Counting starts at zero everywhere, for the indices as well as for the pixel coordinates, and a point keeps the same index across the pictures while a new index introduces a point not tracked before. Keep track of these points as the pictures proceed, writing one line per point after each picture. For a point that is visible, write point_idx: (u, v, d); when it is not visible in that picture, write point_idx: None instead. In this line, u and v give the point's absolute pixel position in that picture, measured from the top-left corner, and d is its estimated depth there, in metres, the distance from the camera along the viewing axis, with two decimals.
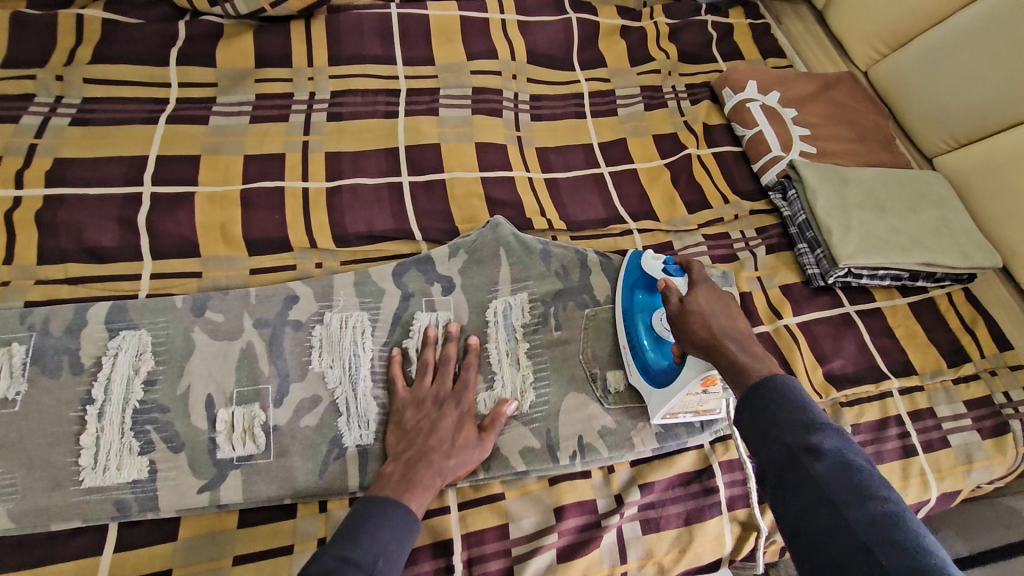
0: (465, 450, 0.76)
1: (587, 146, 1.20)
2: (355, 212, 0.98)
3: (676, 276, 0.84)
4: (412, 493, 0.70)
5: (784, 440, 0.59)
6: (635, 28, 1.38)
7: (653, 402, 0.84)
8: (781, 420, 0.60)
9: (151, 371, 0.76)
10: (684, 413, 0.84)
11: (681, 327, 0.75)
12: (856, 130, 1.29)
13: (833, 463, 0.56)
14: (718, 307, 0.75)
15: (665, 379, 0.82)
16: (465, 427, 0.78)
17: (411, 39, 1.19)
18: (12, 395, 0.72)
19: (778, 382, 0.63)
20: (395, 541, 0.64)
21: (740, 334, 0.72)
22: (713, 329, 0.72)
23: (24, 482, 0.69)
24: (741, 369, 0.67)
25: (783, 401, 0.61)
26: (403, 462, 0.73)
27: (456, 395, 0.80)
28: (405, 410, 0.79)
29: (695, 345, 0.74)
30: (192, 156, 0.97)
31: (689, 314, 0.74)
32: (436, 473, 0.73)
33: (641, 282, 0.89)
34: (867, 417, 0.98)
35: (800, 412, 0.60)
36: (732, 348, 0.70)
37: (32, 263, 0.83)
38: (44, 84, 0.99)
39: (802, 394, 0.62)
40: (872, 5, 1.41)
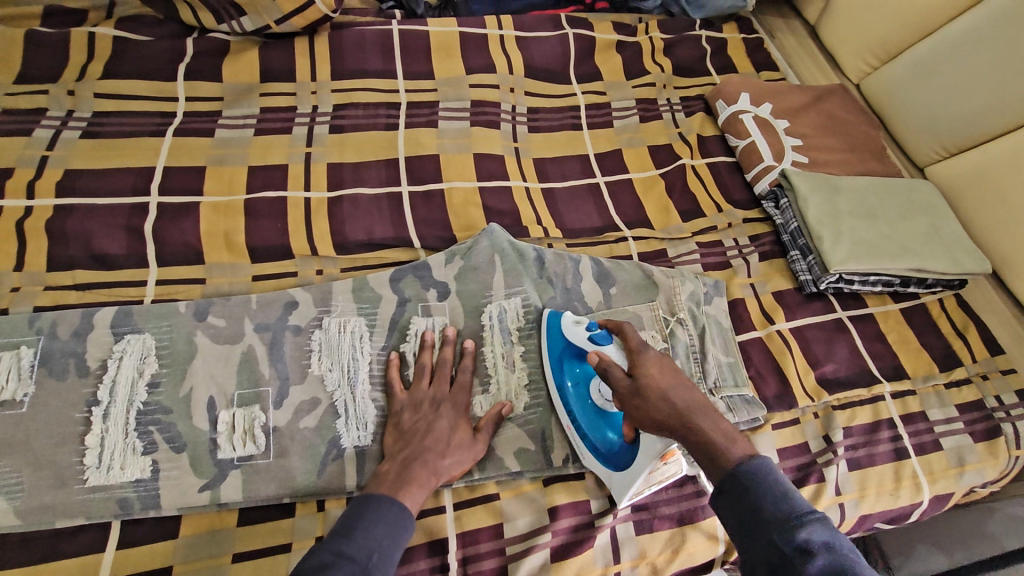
0: (461, 451, 0.78)
1: (583, 157, 1.23)
2: (355, 221, 1.01)
3: (605, 344, 0.82)
4: (407, 491, 0.71)
5: (773, 539, 0.57)
6: (630, 43, 1.41)
7: (616, 487, 0.81)
8: (765, 517, 0.58)
9: (155, 374, 0.78)
10: (649, 487, 0.81)
11: (636, 407, 0.73)
12: (847, 140, 1.31)
13: (825, 561, 0.54)
14: (667, 378, 0.73)
15: (625, 461, 0.79)
16: (460, 429, 0.79)
17: (411, 54, 1.22)
18: (20, 397, 0.74)
19: (758, 471, 0.62)
20: (389, 537, 0.65)
21: (697, 402, 0.71)
22: (671, 405, 0.71)
23: (30, 480, 0.70)
24: (712, 448, 0.66)
25: (765, 494, 0.60)
26: (399, 461, 0.75)
27: (451, 397, 0.82)
28: (402, 412, 0.81)
29: (655, 422, 0.72)
30: (198, 167, 1.00)
31: (641, 393, 0.73)
32: (432, 472, 0.74)
33: (568, 355, 0.86)
34: (859, 420, 0.99)
35: (784, 504, 0.59)
36: (698, 425, 0.69)
37: (42, 269, 0.86)
38: (56, 99, 1.02)
39: (785, 486, 0.61)
40: (862, 19, 1.44)
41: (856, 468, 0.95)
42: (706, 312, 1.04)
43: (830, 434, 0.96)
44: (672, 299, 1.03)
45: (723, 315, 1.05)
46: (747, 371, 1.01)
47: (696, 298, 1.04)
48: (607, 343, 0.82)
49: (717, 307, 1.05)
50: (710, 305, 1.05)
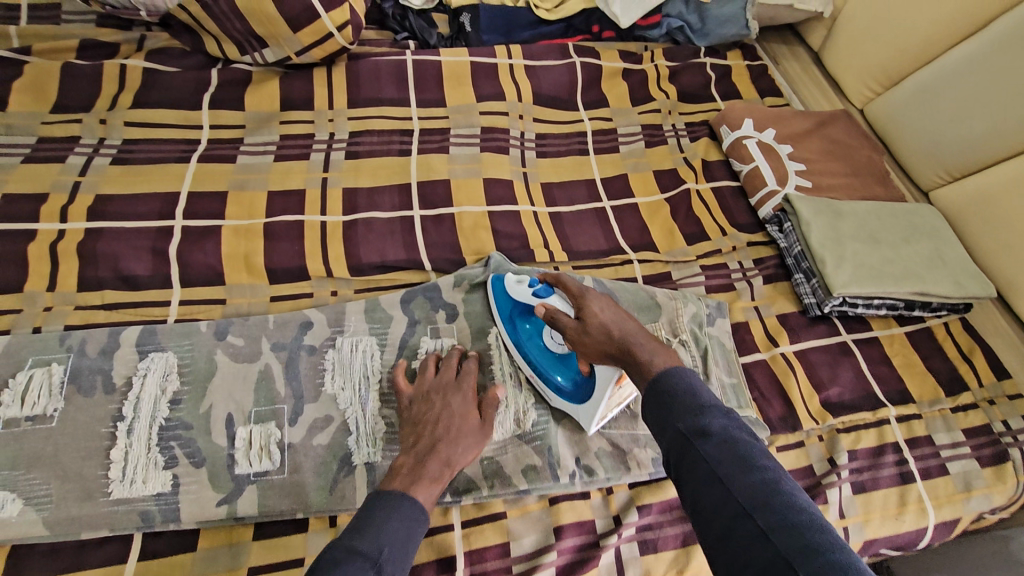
0: (468, 437, 0.81)
1: (590, 181, 1.26)
2: (369, 244, 1.04)
3: (549, 296, 0.89)
4: (420, 484, 0.73)
5: (678, 426, 0.63)
6: (636, 70, 1.46)
7: (582, 416, 0.88)
8: (674, 409, 0.65)
9: (177, 391, 0.81)
10: (612, 410, 0.88)
11: (582, 344, 0.81)
12: (850, 164, 1.34)
13: (720, 440, 0.61)
14: (604, 314, 0.81)
15: (586, 392, 0.86)
16: (468, 415, 0.83)
17: (424, 82, 1.27)
18: (50, 411, 0.77)
19: (672, 375, 0.69)
20: (403, 533, 0.66)
21: (633, 330, 0.78)
22: (609, 336, 0.78)
23: (57, 492, 0.73)
24: (642, 365, 0.73)
25: (676, 391, 0.67)
26: (411, 453, 0.77)
27: (456, 382, 0.86)
28: (411, 403, 0.84)
29: (601, 354, 0.80)
30: (220, 192, 1.05)
31: (585, 331, 0.80)
32: (444, 463, 0.76)
33: (518, 313, 0.93)
34: (864, 443, 0.99)
35: (690, 398, 0.66)
36: (632, 349, 0.75)
37: (72, 290, 0.90)
38: (88, 127, 1.08)
39: (693, 383, 0.67)
40: (865, 47, 1.48)
41: (861, 491, 0.95)
42: (709, 334, 1.06)
43: (835, 456, 0.97)
44: (675, 320, 1.05)
45: (726, 337, 1.07)
46: (751, 391, 1.03)
47: (699, 320, 1.06)
48: (549, 295, 0.89)
49: (719, 329, 1.07)
50: (713, 327, 1.07)
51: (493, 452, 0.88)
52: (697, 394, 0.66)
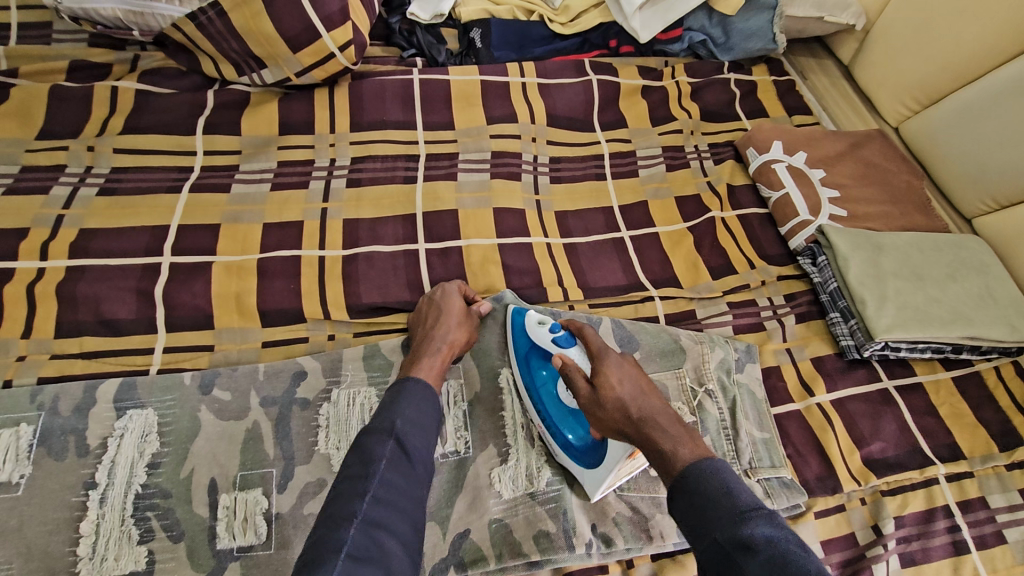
0: (459, 325, 0.87)
1: (607, 209, 1.18)
2: (370, 281, 0.97)
3: (569, 347, 0.82)
4: (423, 370, 0.79)
5: (716, 537, 0.57)
6: (656, 88, 1.37)
7: (588, 481, 0.80)
8: (710, 515, 0.59)
9: (156, 454, 0.75)
10: (622, 479, 0.80)
11: (594, 413, 0.76)
12: (888, 191, 1.24)
13: (767, 556, 0.54)
14: (622, 385, 0.76)
15: (596, 458, 0.79)
16: (455, 305, 0.88)
17: (432, 103, 1.20)
18: (16, 479, 0.70)
19: (705, 469, 0.63)
20: (415, 406, 0.71)
21: (653, 408, 0.74)
22: (625, 412, 0.74)
23: (20, 572, 0.66)
24: (663, 452, 0.68)
25: (710, 492, 0.61)
26: (412, 351, 0.84)
27: (445, 286, 0.93)
28: (413, 311, 0.91)
29: (614, 429, 0.75)
30: (212, 225, 0.98)
31: (600, 401, 0.75)
32: (439, 350, 0.83)
33: (534, 355, 0.86)
34: (911, 508, 0.91)
35: (728, 501, 0.59)
36: (650, 430, 0.71)
37: (49, 337, 0.83)
38: (74, 155, 1.02)
39: (731, 482, 0.61)
40: (902, 61, 1.38)
41: (910, 563, 0.86)
42: (738, 382, 0.97)
43: (880, 524, 0.88)
44: (701, 367, 0.97)
45: (757, 385, 0.98)
46: (785, 449, 0.94)
47: (727, 366, 0.98)
48: (571, 346, 0.83)
49: (749, 375, 0.98)
50: (742, 373, 0.98)
51: (502, 514, 0.80)
52: (736, 495, 0.60)
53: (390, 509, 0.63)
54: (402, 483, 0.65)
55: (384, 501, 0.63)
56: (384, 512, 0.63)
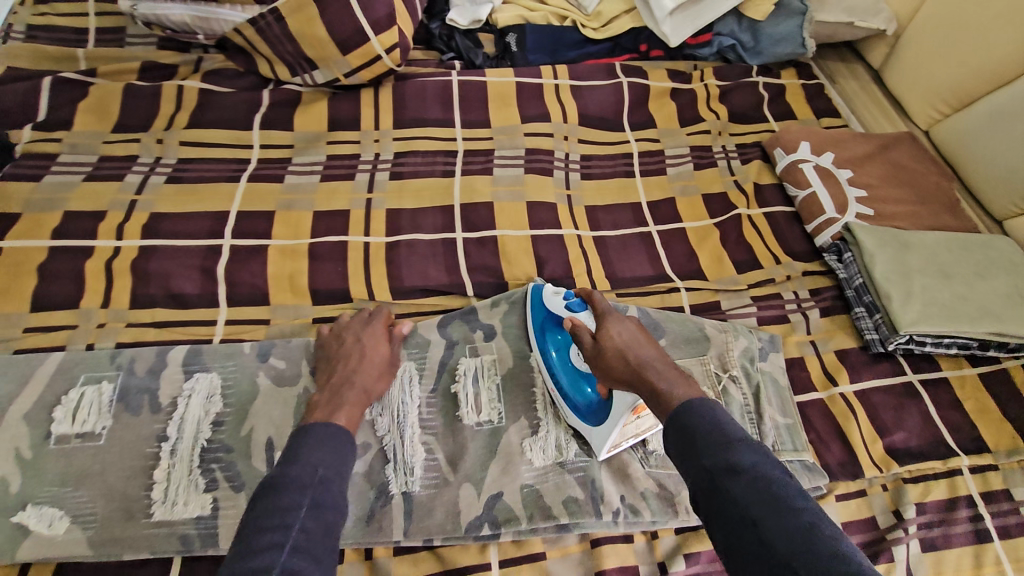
0: (379, 369, 0.85)
1: (636, 204, 1.23)
2: (411, 266, 1.04)
3: (579, 311, 0.88)
4: (340, 412, 0.75)
5: (705, 462, 0.61)
6: (685, 90, 1.42)
7: (595, 440, 0.85)
8: (700, 442, 0.63)
9: (219, 413, 0.82)
10: (627, 439, 0.86)
11: (599, 364, 0.80)
12: (916, 191, 1.26)
13: (752, 478, 0.59)
14: (624, 336, 0.79)
15: (600, 416, 0.84)
16: (379, 347, 0.87)
17: (469, 103, 1.27)
18: (99, 429, 0.78)
19: (695, 406, 0.67)
20: (332, 453, 0.68)
21: (652, 356, 0.76)
22: (626, 359, 0.77)
23: (103, 511, 0.74)
24: (660, 395, 0.71)
25: (700, 422, 0.65)
26: (327, 389, 0.80)
27: (366, 322, 0.90)
28: (325, 346, 0.88)
29: (616, 380, 0.78)
30: (268, 212, 1.06)
31: (602, 352, 0.79)
32: (357, 393, 0.79)
33: (549, 322, 0.92)
34: (933, 496, 0.92)
35: (717, 431, 0.64)
36: (649, 376, 0.74)
37: (125, 307, 0.92)
38: (146, 147, 1.11)
39: (718, 416, 0.65)
40: (933, 66, 1.40)
41: (931, 549, 0.88)
42: (761, 369, 1.01)
43: (901, 510, 0.90)
44: (725, 354, 1.00)
45: (780, 373, 1.01)
46: (807, 433, 0.97)
47: (750, 354, 1.01)
48: (581, 309, 0.88)
49: (772, 363, 1.02)
50: (765, 362, 1.02)
51: (533, 480, 0.85)
52: (723, 426, 0.64)
53: (310, 559, 0.58)
54: (324, 532, 0.61)
55: (304, 549, 0.58)
56: (301, 560, 0.57)
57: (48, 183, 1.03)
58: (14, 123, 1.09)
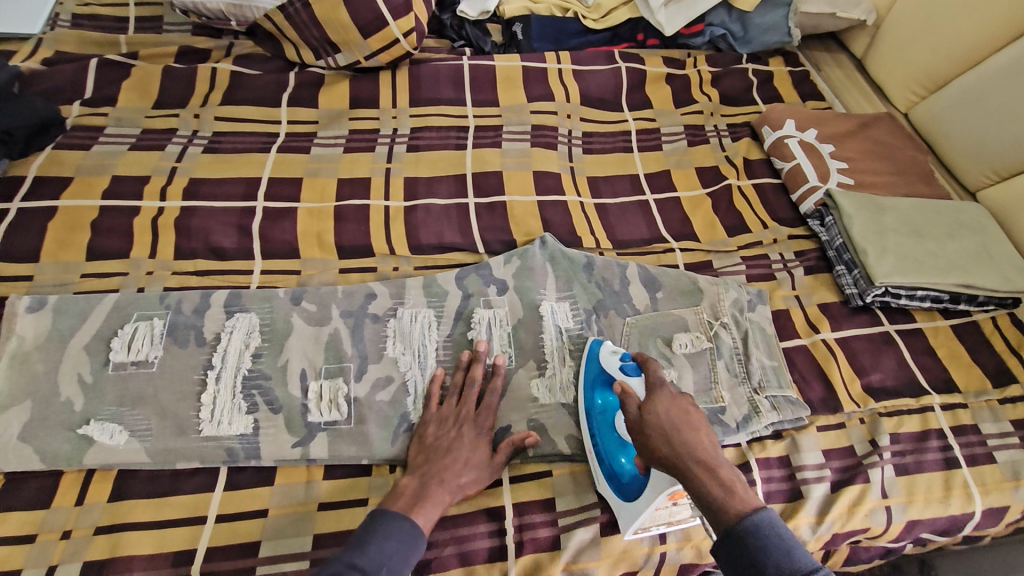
0: (478, 471, 0.83)
1: (634, 176, 1.32)
2: (427, 227, 1.13)
3: (633, 376, 0.88)
4: (420, 507, 0.77)
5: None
6: (679, 75, 1.52)
7: (623, 517, 0.81)
8: (769, 573, 0.60)
9: (258, 347, 0.91)
10: (656, 525, 0.81)
11: (642, 442, 0.75)
12: (894, 164, 1.36)
13: None
14: (672, 417, 0.74)
15: (635, 490, 0.80)
16: (480, 449, 0.85)
17: (479, 85, 1.37)
18: (151, 357, 0.87)
19: (762, 527, 0.63)
20: (399, 548, 0.72)
21: (702, 447, 0.71)
22: (674, 447, 0.71)
23: (157, 426, 0.82)
24: (712, 502, 0.66)
25: (768, 549, 0.62)
26: (418, 479, 0.81)
27: (475, 418, 0.88)
28: (429, 426, 0.86)
29: (655, 459, 0.73)
30: (296, 178, 1.16)
31: (648, 428, 0.74)
32: (445, 491, 0.80)
33: (600, 381, 0.91)
34: (906, 428, 1.00)
35: (786, 561, 0.61)
36: (699, 472, 0.69)
37: (170, 258, 1.01)
38: (184, 121, 1.21)
39: (787, 540, 0.62)
40: (909, 51, 1.50)
41: (904, 473, 0.96)
42: (750, 319, 1.09)
43: (876, 438, 0.98)
44: (716, 305, 1.08)
45: (767, 322, 1.09)
46: (791, 374, 1.05)
47: (740, 305, 1.09)
48: (635, 375, 0.88)
49: (760, 314, 1.10)
50: (753, 312, 1.10)
51: (539, 414, 0.93)
52: (791, 555, 0.61)
53: None
54: None
55: None
56: None
57: (96, 152, 1.13)
58: (64, 99, 1.19)
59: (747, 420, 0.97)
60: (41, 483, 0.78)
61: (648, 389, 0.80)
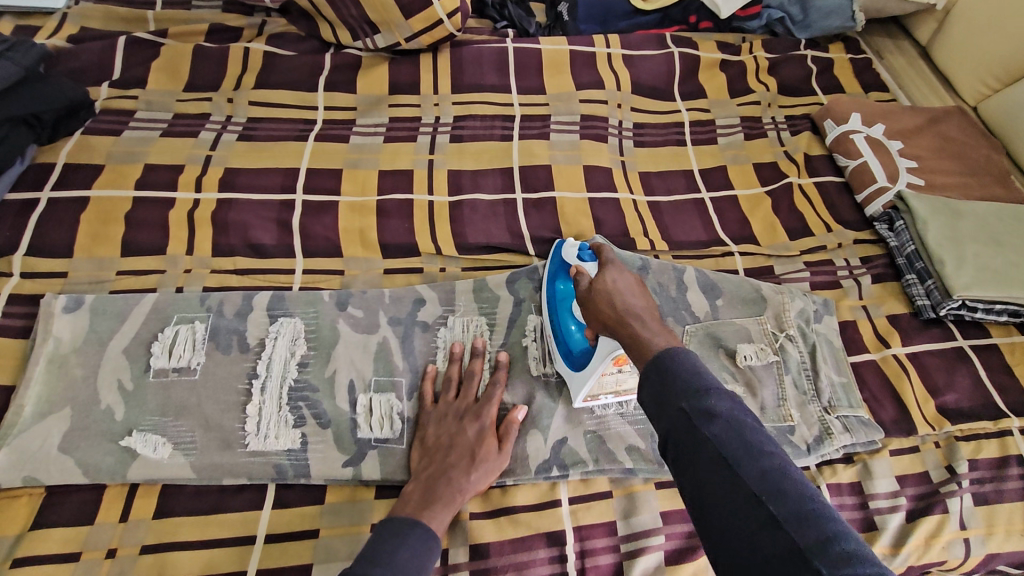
0: (485, 466, 0.78)
1: (688, 172, 1.25)
2: (474, 224, 1.07)
3: (588, 261, 0.88)
4: (430, 511, 0.73)
5: (681, 406, 0.55)
6: (735, 61, 1.42)
7: (573, 385, 0.85)
8: (675, 385, 0.57)
9: (304, 355, 0.86)
10: (605, 394, 0.84)
11: (590, 310, 0.73)
12: (966, 164, 1.26)
13: (726, 423, 0.53)
14: (622, 284, 0.72)
15: (584, 360, 0.83)
16: (485, 440, 0.80)
17: (525, 70, 1.29)
18: (193, 364, 0.83)
19: (672, 352, 0.60)
20: (412, 557, 0.66)
21: (643, 309, 0.69)
22: (615, 307, 0.69)
23: (202, 439, 0.78)
24: (640, 344, 0.64)
25: (677, 368, 0.58)
26: (422, 481, 0.76)
27: (474, 408, 0.83)
28: (428, 426, 0.82)
29: (601, 323, 0.71)
30: (336, 169, 1.09)
31: (593, 294, 0.72)
32: (456, 492, 0.75)
33: (561, 270, 0.92)
34: (985, 454, 0.94)
35: (694, 376, 0.57)
36: (635, 324, 0.66)
37: (208, 255, 0.96)
38: (217, 105, 1.14)
39: (696, 362, 0.59)
40: (982, 40, 1.39)
41: (982, 502, 0.90)
42: (816, 330, 1.02)
43: (953, 465, 0.93)
44: (781, 314, 1.02)
45: (834, 334, 1.03)
46: (862, 392, 0.99)
47: (807, 316, 1.03)
48: (591, 262, 0.87)
49: (827, 326, 1.03)
50: (820, 324, 1.03)
51: (595, 427, 0.87)
52: (701, 373, 0.58)
53: None
54: None
55: None
56: None
57: (126, 138, 1.07)
58: (92, 79, 1.13)
59: (819, 442, 0.92)
60: (84, 498, 0.75)
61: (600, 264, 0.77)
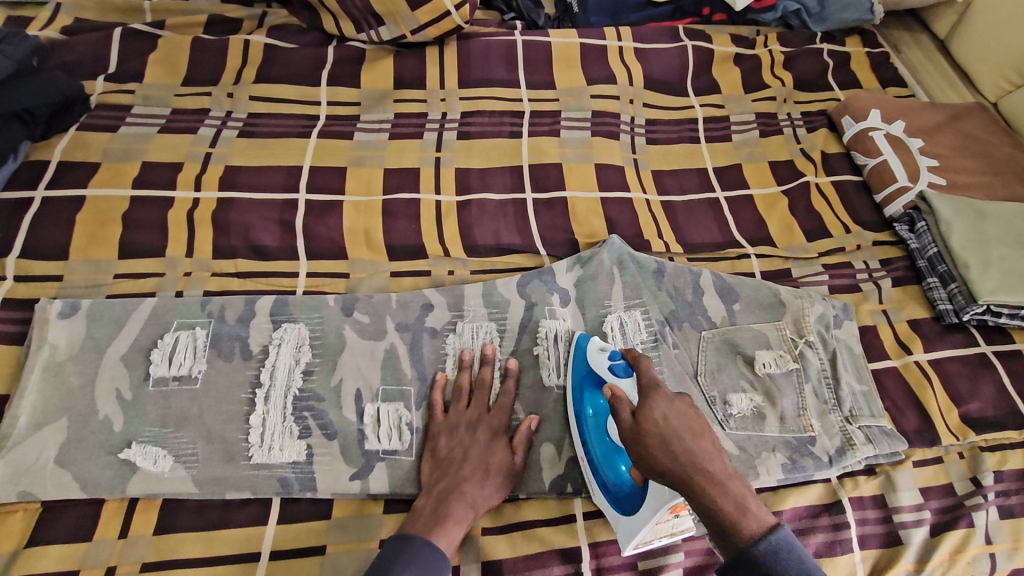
0: (499, 481, 0.76)
1: (702, 170, 1.21)
2: (482, 225, 1.03)
3: (623, 377, 0.78)
4: (441, 529, 0.70)
5: None
6: (749, 55, 1.38)
7: (622, 531, 0.74)
8: None
9: (309, 363, 0.83)
10: (658, 538, 0.74)
11: (638, 451, 0.68)
12: (989, 162, 1.22)
13: None
14: (679, 425, 0.67)
15: (633, 505, 0.73)
16: (498, 453, 0.77)
17: (533, 64, 1.25)
18: (194, 373, 0.80)
19: (775, 546, 0.60)
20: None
21: (705, 456, 0.65)
22: (676, 459, 0.65)
23: (204, 452, 0.76)
24: (725, 526, 0.62)
25: (785, 572, 0.59)
26: (433, 496, 0.73)
27: (485, 420, 0.81)
28: (438, 437, 0.79)
29: (657, 472, 0.66)
30: (340, 167, 1.06)
31: (643, 435, 0.67)
32: (468, 507, 0.72)
33: (587, 385, 0.82)
34: (1010, 465, 0.92)
35: None
36: (706, 488, 0.63)
37: (208, 257, 0.93)
38: (217, 100, 1.10)
39: (800, 558, 0.60)
40: (1003, 34, 1.35)
41: (1007, 516, 0.88)
42: (836, 337, 0.99)
43: (978, 477, 0.90)
44: (801, 319, 0.98)
45: (854, 341, 1.00)
46: (884, 401, 0.96)
47: (827, 321, 0.99)
48: (626, 378, 0.78)
49: (847, 332, 1.00)
50: (840, 329, 1.00)
51: None
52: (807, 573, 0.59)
53: None
54: None
55: None
56: None
57: (123, 134, 1.04)
58: (86, 73, 1.09)
59: (840, 454, 0.88)
60: (81, 513, 0.72)
61: (642, 391, 0.71)
